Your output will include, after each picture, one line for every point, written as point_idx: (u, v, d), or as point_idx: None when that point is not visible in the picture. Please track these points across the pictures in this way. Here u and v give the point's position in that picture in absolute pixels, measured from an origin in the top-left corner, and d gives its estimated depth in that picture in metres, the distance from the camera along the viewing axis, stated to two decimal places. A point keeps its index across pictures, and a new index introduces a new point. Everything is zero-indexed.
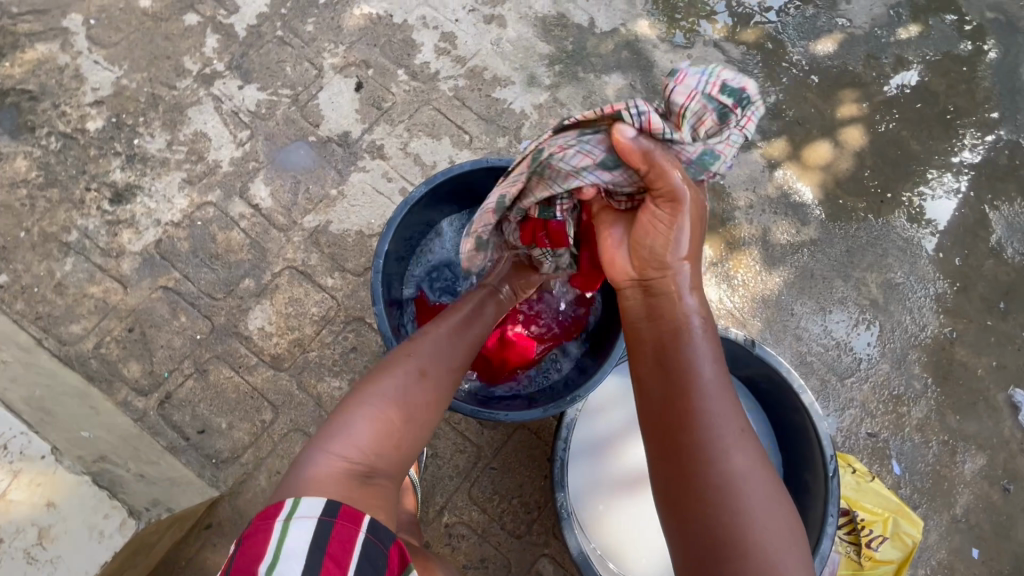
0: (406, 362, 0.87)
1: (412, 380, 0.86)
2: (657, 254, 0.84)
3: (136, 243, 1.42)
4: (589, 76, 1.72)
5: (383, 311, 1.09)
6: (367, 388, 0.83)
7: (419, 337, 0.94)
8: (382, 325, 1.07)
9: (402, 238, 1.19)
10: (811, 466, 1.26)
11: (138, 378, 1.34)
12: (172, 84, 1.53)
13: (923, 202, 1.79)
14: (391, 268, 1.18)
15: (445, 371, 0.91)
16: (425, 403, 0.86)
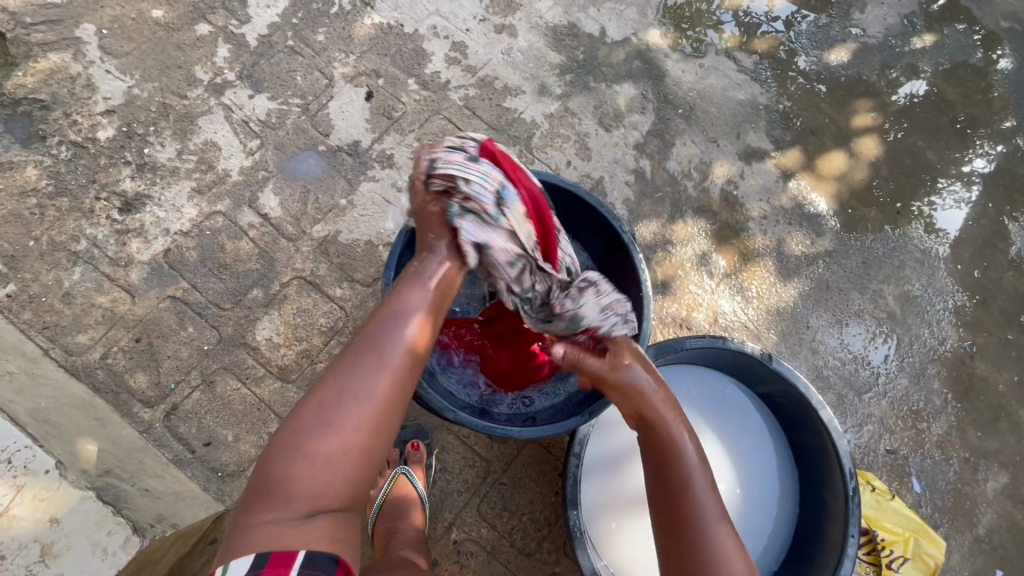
0: (331, 392, 0.72)
1: (352, 405, 0.71)
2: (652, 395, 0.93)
3: (145, 253, 1.41)
4: (600, 85, 1.71)
5: None
6: (296, 422, 0.71)
7: (359, 341, 0.77)
8: None
9: (412, 251, 1.18)
10: (831, 485, 1.23)
11: (144, 389, 1.32)
12: (183, 93, 1.53)
13: (938, 212, 1.76)
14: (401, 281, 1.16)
15: (375, 384, 0.73)
16: (371, 425, 0.72)
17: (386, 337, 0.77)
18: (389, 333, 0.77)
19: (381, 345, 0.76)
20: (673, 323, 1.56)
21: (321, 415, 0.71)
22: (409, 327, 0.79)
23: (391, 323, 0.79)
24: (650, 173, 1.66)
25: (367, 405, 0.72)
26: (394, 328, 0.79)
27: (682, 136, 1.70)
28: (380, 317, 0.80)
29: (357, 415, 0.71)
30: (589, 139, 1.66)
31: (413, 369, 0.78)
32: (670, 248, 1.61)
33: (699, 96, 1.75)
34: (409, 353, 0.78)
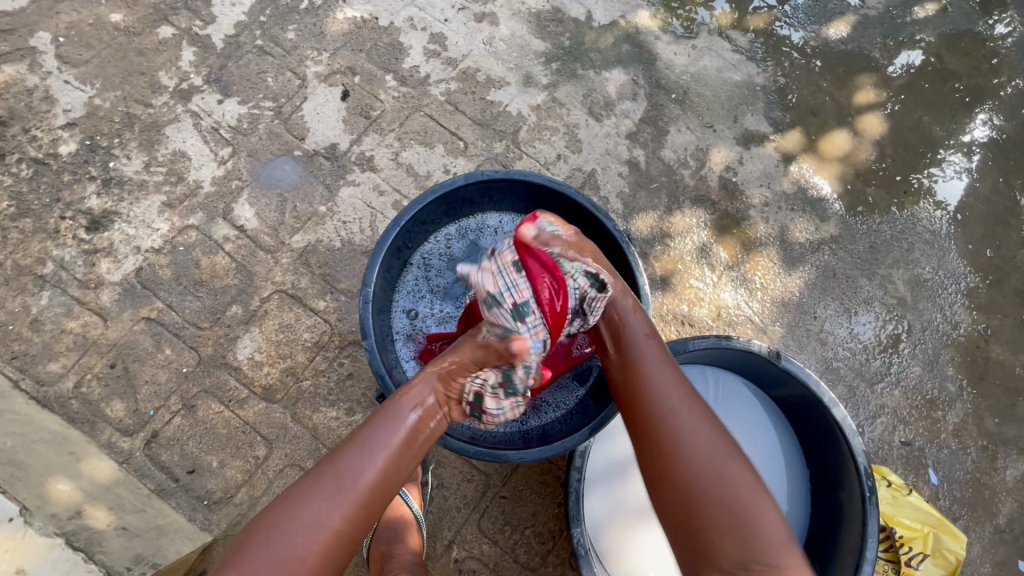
0: (284, 517, 0.74)
1: (306, 546, 0.73)
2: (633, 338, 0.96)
3: (116, 273, 1.34)
4: (589, 73, 1.62)
5: (374, 345, 1.00)
6: (242, 551, 0.72)
7: (323, 470, 0.78)
8: (373, 361, 0.98)
9: (393, 262, 1.10)
10: (846, 487, 1.17)
11: (122, 418, 1.25)
12: (148, 101, 1.45)
13: (939, 183, 1.68)
14: (381, 295, 1.08)
15: (327, 518, 0.74)
16: (319, 560, 0.73)
17: (349, 472, 0.78)
18: (358, 464, 0.78)
19: (346, 475, 0.78)
20: (674, 321, 1.49)
21: (273, 544, 0.72)
22: (373, 469, 0.79)
23: (365, 453, 0.80)
24: (645, 164, 1.58)
25: (319, 540, 0.73)
26: (363, 456, 0.79)
27: (677, 123, 1.62)
28: (350, 451, 0.80)
29: (303, 547, 0.72)
30: (578, 130, 1.58)
31: (372, 505, 0.78)
32: (668, 242, 1.54)
33: (692, 80, 1.66)
34: (370, 490, 0.78)
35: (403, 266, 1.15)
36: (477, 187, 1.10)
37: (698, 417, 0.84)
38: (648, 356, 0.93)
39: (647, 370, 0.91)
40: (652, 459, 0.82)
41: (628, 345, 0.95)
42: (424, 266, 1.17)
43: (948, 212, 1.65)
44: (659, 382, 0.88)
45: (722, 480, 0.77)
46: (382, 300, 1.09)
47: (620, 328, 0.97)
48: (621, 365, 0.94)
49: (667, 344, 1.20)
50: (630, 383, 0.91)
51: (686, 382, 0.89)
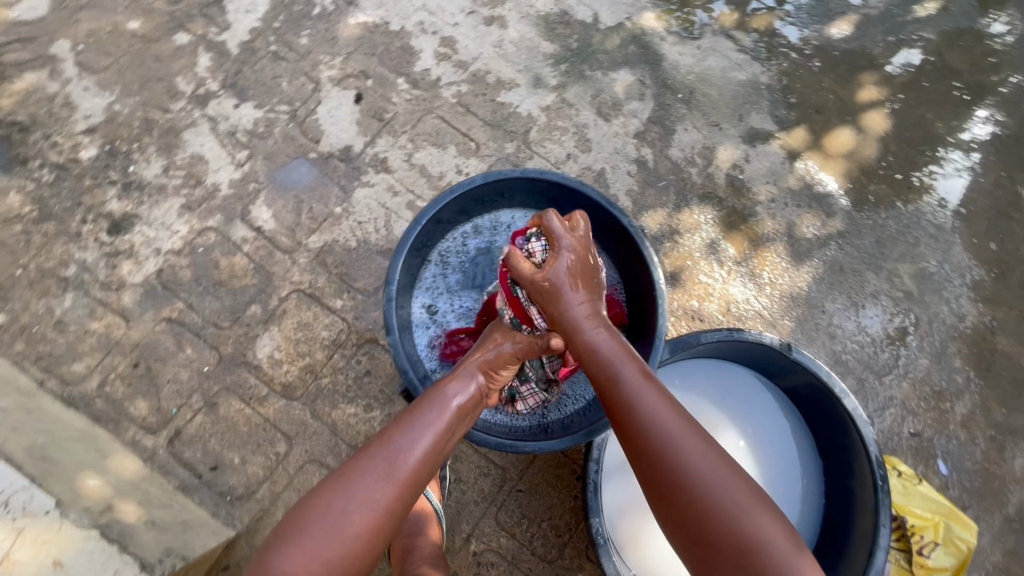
0: (336, 493, 0.75)
1: (357, 523, 0.74)
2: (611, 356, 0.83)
3: (137, 274, 1.36)
4: (596, 73, 1.65)
5: (397, 340, 1.01)
6: (295, 529, 0.73)
7: (369, 450, 0.80)
8: (396, 355, 0.99)
9: (414, 260, 1.12)
10: (858, 476, 1.19)
11: (145, 416, 1.27)
12: (166, 107, 1.48)
13: (940, 180, 1.71)
14: (403, 291, 1.10)
15: (378, 495, 0.76)
16: (370, 536, 0.75)
17: (395, 452, 0.80)
18: (405, 445, 0.81)
19: (394, 455, 0.80)
20: (683, 316, 1.51)
21: (327, 521, 0.73)
22: (419, 449, 0.81)
23: (411, 433, 0.83)
24: (653, 162, 1.61)
25: (370, 518, 0.74)
26: (411, 437, 0.82)
27: (683, 121, 1.65)
28: (396, 434, 0.82)
29: (357, 524, 0.74)
30: (587, 130, 1.61)
31: (417, 485, 0.80)
32: (677, 238, 1.56)
33: (698, 79, 1.69)
34: (416, 469, 0.80)
35: (422, 263, 1.17)
36: (494, 186, 1.11)
37: (690, 440, 0.73)
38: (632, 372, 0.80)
39: (631, 390, 0.79)
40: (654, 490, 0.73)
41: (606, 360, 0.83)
42: (442, 266, 1.19)
43: (949, 208, 1.67)
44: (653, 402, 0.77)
45: (731, 520, 0.68)
46: (403, 297, 1.11)
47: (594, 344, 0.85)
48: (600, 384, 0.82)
49: (680, 337, 1.22)
50: (610, 401, 0.80)
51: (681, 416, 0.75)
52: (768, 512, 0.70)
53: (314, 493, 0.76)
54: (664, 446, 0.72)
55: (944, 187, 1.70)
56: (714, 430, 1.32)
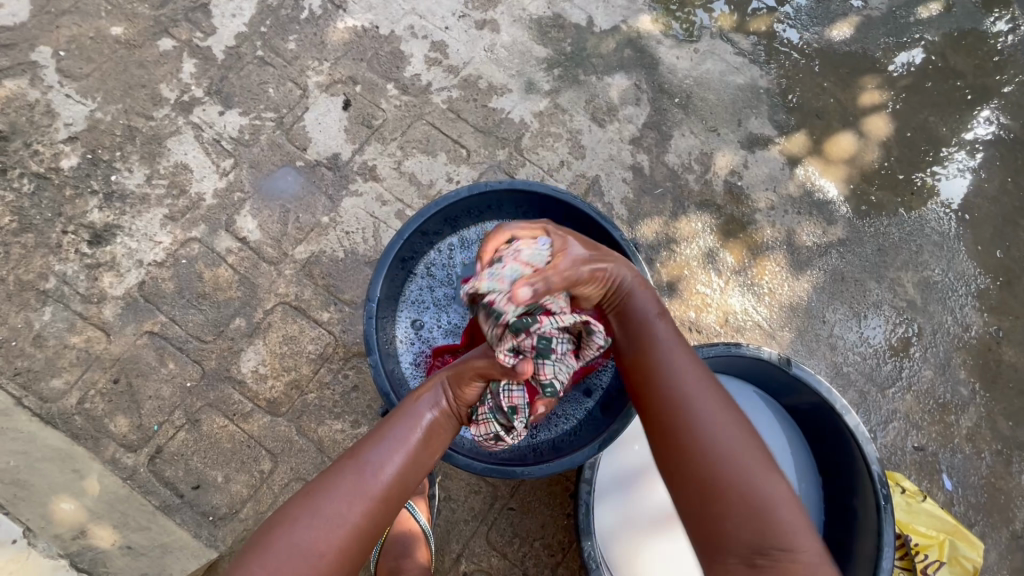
0: (303, 508, 0.73)
1: (325, 539, 0.71)
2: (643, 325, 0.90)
3: (118, 287, 1.32)
4: (591, 78, 1.61)
5: (378, 361, 0.98)
6: (260, 545, 0.71)
7: (337, 466, 0.78)
8: (377, 376, 0.96)
9: (398, 273, 1.07)
10: (861, 495, 1.15)
11: (126, 433, 1.24)
12: (149, 114, 1.45)
13: (943, 181, 1.67)
14: (386, 307, 1.06)
15: (346, 513, 0.74)
16: (336, 554, 0.72)
17: (364, 466, 0.78)
18: (376, 458, 0.79)
19: (364, 471, 0.78)
20: (681, 327, 1.47)
21: (292, 537, 0.71)
22: (389, 464, 0.79)
23: (383, 447, 0.81)
24: (649, 169, 1.57)
25: (337, 534, 0.72)
26: (383, 451, 0.80)
27: (680, 127, 1.61)
28: (367, 448, 0.80)
29: (324, 542, 0.71)
30: (581, 136, 1.57)
31: (389, 502, 0.78)
32: (673, 247, 1.52)
33: (695, 83, 1.65)
34: (387, 485, 0.78)
35: (406, 278, 1.10)
36: (480, 198, 1.08)
37: (723, 410, 0.79)
38: (664, 342, 0.87)
39: (661, 354, 0.86)
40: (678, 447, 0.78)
41: (644, 335, 0.89)
42: (430, 280, 1.12)
43: (954, 210, 1.64)
44: (675, 367, 0.83)
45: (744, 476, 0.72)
46: (386, 312, 1.06)
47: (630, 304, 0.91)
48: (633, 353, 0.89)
49: None
50: (641, 370, 0.86)
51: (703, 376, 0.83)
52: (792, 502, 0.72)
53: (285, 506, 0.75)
54: (693, 418, 0.78)
55: (951, 189, 1.66)
56: None
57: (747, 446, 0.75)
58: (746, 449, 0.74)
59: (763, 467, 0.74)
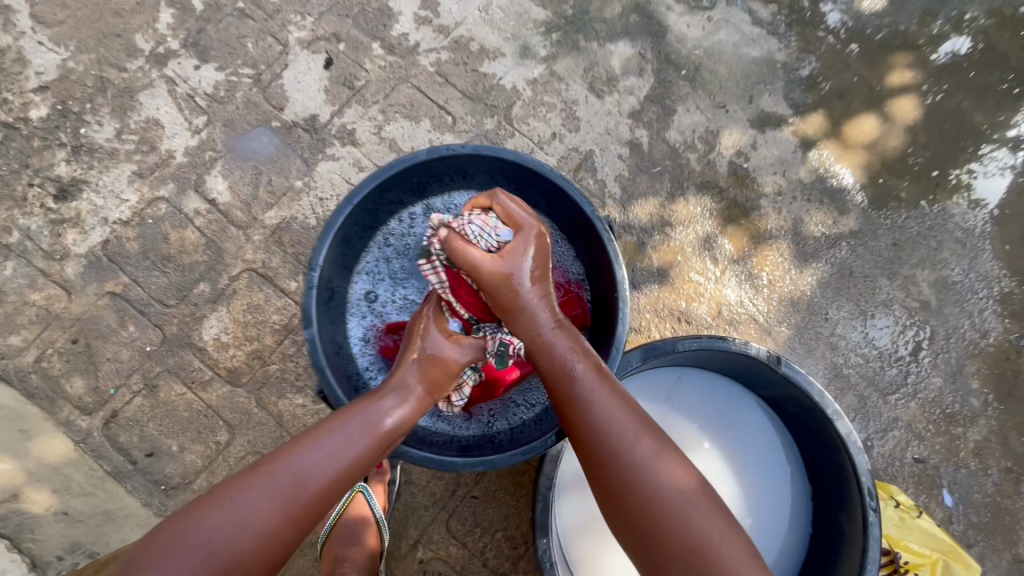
0: (222, 505, 0.68)
1: (241, 546, 0.67)
2: (562, 363, 0.82)
3: (82, 245, 1.28)
4: (592, 45, 1.50)
5: (317, 338, 0.84)
6: (169, 541, 0.65)
7: (269, 464, 0.72)
8: (314, 357, 0.82)
9: (349, 244, 0.94)
10: (848, 507, 1.06)
11: (82, 395, 1.21)
12: (122, 65, 1.38)
13: (979, 180, 1.53)
14: (334, 279, 0.93)
15: (270, 520, 0.69)
16: (251, 564, 0.67)
17: (299, 471, 0.72)
18: (314, 463, 0.73)
19: (300, 475, 0.72)
20: (669, 317, 1.38)
21: (205, 538, 0.66)
22: (327, 470, 0.74)
23: (324, 450, 0.75)
24: (648, 146, 1.46)
25: (257, 542, 0.68)
26: (322, 456, 0.74)
27: (685, 101, 1.49)
28: (306, 446, 0.74)
29: (240, 547, 0.67)
30: (576, 107, 1.46)
31: (321, 509, 0.73)
32: (667, 231, 1.42)
33: (706, 55, 1.52)
34: (323, 493, 0.73)
35: (362, 248, 0.99)
36: (441, 164, 0.95)
37: (655, 451, 0.75)
38: (590, 382, 0.80)
39: (589, 398, 0.79)
40: (615, 494, 0.75)
41: (565, 380, 0.81)
42: (386, 253, 1.02)
43: (989, 214, 1.50)
44: (605, 412, 0.78)
45: (686, 523, 0.71)
46: (335, 285, 0.94)
47: (547, 343, 0.83)
48: (558, 395, 0.81)
49: (653, 342, 1.09)
50: (569, 416, 0.79)
51: (634, 412, 0.78)
52: (733, 535, 0.72)
53: (200, 501, 0.69)
54: (630, 464, 0.74)
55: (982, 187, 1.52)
56: (691, 444, 1.19)
57: (683, 486, 0.73)
58: (682, 489, 0.73)
59: (702, 500, 0.73)
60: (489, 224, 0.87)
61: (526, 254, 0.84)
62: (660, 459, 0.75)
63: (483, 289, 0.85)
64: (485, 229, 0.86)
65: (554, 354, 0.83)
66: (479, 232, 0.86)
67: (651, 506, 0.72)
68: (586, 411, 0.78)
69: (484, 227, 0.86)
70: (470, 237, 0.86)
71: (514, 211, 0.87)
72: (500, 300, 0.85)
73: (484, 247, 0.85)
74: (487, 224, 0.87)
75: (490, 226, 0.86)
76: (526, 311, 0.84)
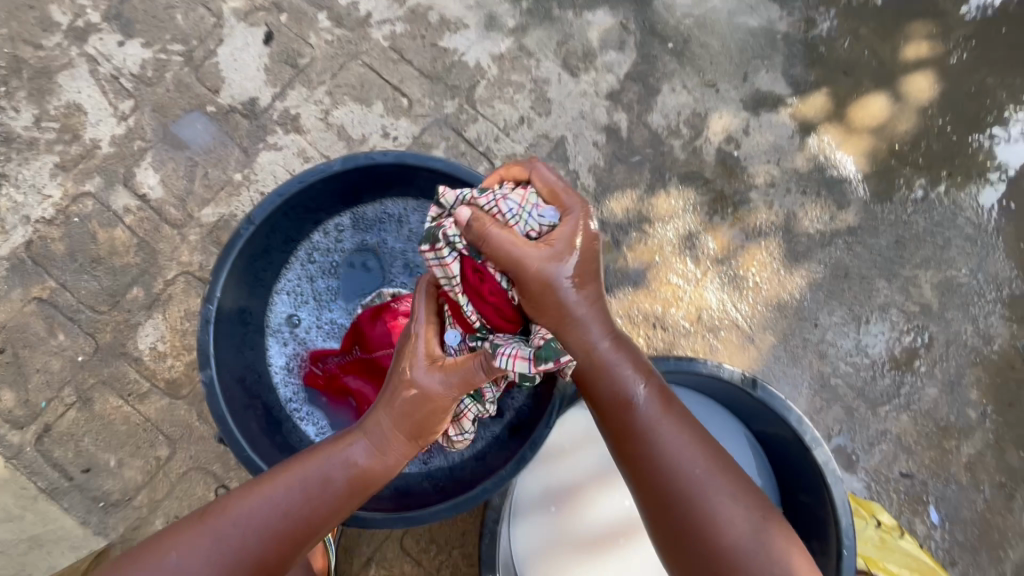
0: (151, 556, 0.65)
1: None
2: (622, 387, 0.72)
3: (4, 246, 1.18)
4: (566, 14, 1.33)
5: (213, 379, 0.76)
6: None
7: (210, 513, 0.67)
8: (210, 401, 0.75)
9: (259, 268, 0.85)
10: (824, 541, 0.96)
11: (12, 408, 1.14)
12: (38, 42, 1.24)
13: (1001, 145, 1.38)
14: (245, 306, 0.85)
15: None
16: None
17: (234, 526, 0.66)
18: (251, 518, 0.67)
19: (233, 530, 0.66)
20: (643, 323, 1.27)
21: None
22: (264, 526, 0.67)
23: (267, 503, 0.68)
24: (627, 131, 1.31)
25: None
26: (263, 509, 0.67)
27: (671, 80, 1.33)
28: (250, 496, 0.68)
29: None
30: (547, 87, 1.31)
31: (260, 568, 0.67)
32: (645, 228, 1.29)
33: (696, 25, 1.35)
34: (261, 551, 0.67)
35: (281, 268, 0.90)
36: (361, 173, 0.84)
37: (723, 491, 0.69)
38: (656, 413, 0.72)
39: (654, 430, 0.71)
40: (682, 534, 0.69)
41: (628, 408, 0.72)
42: (311, 273, 0.93)
43: (1010, 177, 1.36)
44: (675, 446, 0.70)
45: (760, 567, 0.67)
46: (250, 307, 0.86)
47: (607, 364, 0.72)
48: (617, 423, 0.72)
49: None
50: (631, 449, 0.71)
51: (702, 445, 0.72)
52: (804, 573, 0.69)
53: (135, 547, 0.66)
54: (700, 505, 0.68)
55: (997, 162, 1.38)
56: None
57: (754, 526, 0.69)
58: (755, 530, 0.69)
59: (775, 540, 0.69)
60: (529, 204, 0.71)
61: (573, 244, 0.69)
62: (730, 497, 0.69)
63: (527, 288, 0.69)
64: (527, 210, 0.71)
65: (610, 373, 0.73)
66: (518, 212, 0.71)
67: (724, 549, 0.67)
68: (653, 446, 0.70)
69: (521, 205, 0.71)
70: (503, 216, 0.71)
71: (558, 187, 0.71)
72: (535, 297, 0.69)
73: (523, 230, 0.70)
74: (530, 205, 0.71)
75: (530, 207, 0.71)
76: (581, 325, 0.71)
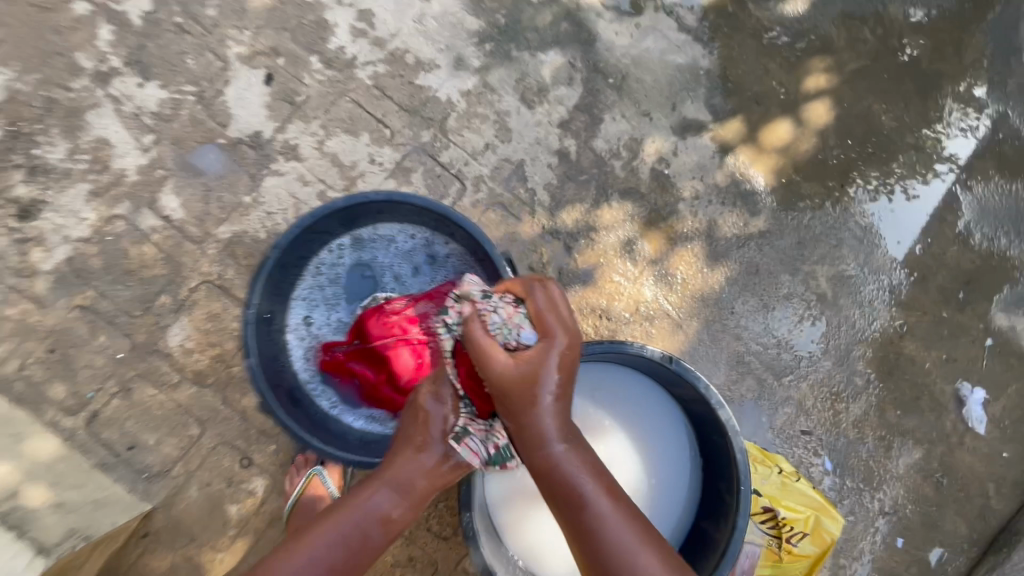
0: None
1: None
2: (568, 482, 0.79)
3: (48, 262, 1.39)
4: (523, 55, 1.57)
5: (254, 365, 1.00)
6: None
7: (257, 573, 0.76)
8: (252, 382, 0.99)
9: (281, 280, 1.08)
10: (727, 477, 1.25)
11: (63, 399, 1.36)
12: (67, 85, 1.43)
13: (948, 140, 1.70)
14: (271, 311, 1.08)
15: None
16: None
17: None
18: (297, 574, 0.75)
19: None
20: (591, 314, 1.53)
21: None
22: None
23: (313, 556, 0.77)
24: (576, 154, 1.57)
25: None
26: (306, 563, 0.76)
27: (612, 110, 1.59)
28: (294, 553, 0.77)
29: None
30: (509, 118, 1.55)
31: None
32: (593, 236, 1.56)
33: (633, 63, 1.60)
34: None
35: (296, 278, 1.13)
36: (361, 207, 1.08)
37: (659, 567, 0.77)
38: (599, 504, 0.78)
39: (596, 519, 0.77)
40: None
41: (574, 498, 0.79)
42: (319, 282, 1.17)
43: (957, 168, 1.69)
44: (614, 533, 0.77)
45: None
46: (273, 311, 1.09)
47: (553, 461, 0.79)
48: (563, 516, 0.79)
49: None
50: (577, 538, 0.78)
51: (638, 526, 0.80)
52: None
53: None
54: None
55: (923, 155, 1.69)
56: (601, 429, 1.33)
57: None
58: None
59: None
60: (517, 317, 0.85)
61: (543, 363, 0.79)
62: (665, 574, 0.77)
63: (494, 388, 0.80)
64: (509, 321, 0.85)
65: (558, 472, 0.79)
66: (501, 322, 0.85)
67: None
68: (595, 534, 0.77)
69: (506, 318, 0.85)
70: (491, 324, 0.86)
71: (545, 310, 0.83)
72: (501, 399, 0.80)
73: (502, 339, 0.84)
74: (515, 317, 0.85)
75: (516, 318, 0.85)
76: (535, 427, 0.79)
